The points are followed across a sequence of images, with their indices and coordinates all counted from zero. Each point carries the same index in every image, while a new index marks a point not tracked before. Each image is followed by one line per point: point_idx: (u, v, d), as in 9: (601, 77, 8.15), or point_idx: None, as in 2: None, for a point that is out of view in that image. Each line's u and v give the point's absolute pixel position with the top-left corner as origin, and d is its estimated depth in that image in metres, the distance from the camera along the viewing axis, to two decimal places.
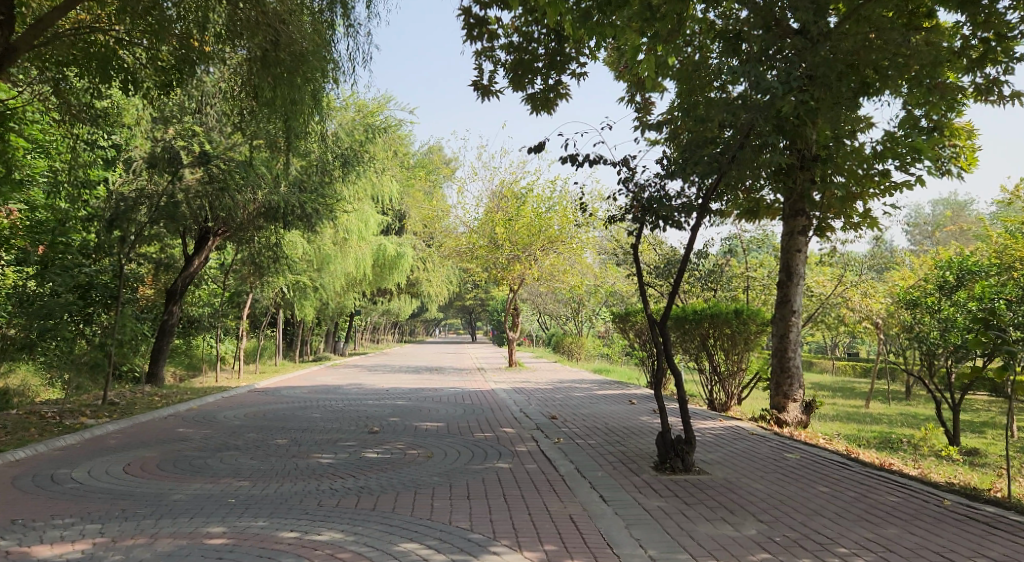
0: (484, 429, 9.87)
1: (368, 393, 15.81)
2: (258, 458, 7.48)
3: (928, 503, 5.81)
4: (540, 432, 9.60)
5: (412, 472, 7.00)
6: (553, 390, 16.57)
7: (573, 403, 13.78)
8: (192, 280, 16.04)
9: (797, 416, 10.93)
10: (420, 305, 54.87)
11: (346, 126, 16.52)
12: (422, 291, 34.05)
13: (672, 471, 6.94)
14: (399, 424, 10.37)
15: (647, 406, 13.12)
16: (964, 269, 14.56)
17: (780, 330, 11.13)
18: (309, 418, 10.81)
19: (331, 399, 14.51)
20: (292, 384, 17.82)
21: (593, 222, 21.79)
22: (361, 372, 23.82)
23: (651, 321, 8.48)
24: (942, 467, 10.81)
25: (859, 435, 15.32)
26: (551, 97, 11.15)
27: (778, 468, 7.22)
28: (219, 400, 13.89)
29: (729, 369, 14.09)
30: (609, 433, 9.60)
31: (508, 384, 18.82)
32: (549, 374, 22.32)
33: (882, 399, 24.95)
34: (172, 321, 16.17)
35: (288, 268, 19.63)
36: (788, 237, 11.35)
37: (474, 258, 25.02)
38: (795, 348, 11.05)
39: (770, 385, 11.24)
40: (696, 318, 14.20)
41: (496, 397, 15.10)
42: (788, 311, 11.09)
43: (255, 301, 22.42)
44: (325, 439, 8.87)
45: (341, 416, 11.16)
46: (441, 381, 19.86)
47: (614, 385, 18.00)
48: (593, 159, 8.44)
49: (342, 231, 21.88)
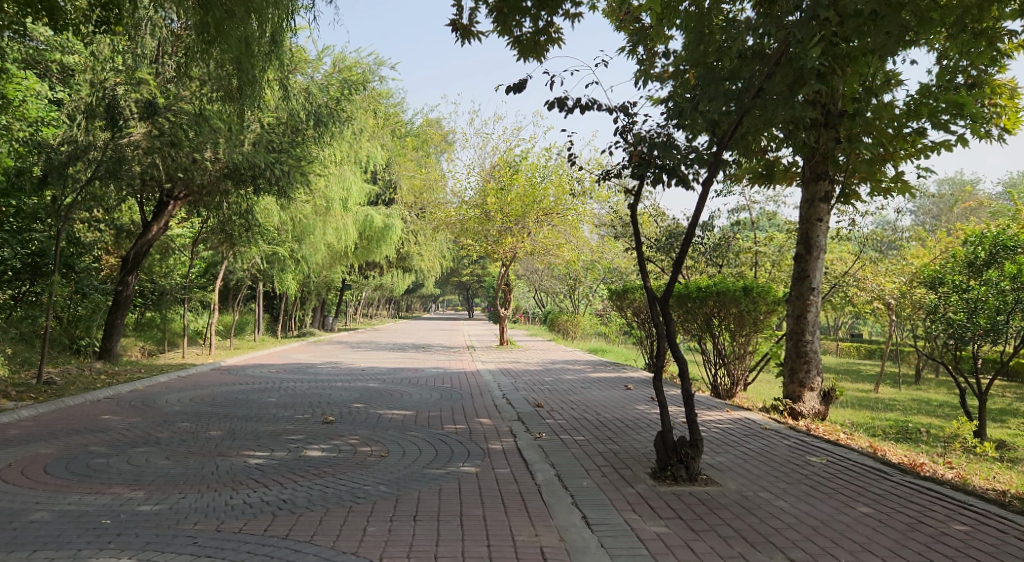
0: (457, 420, 8.61)
1: (343, 373, 14.58)
2: (175, 457, 6.22)
3: (1001, 536, 4.57)
4: (520, 424, 8.34)
5: (355, 478, 5.75)
6: (543, 372, 15.30)
7: (563, 387, 12.52)
8: (150, 248, 14.75)
9: (813, 407, 9.60)
10: (415, 280, 53.59)
11: (319, 81, 15.09)
12: (413, 265, 32.75)
13: (672, 481, 5.68)
14: (362, 412, 9.11)
15: (643, 392, 11.87)
16: (998, 244, 13.00)
17: (796, 310, 9.82)
18: (261, 404, 9.53)
19: (299, 379, 13.28)
20: (262, 361, 16.58)
21: (591, 193, 20.42)
22: (343, 349, 22.59)
23: (649, 296, 7.13)
24: (973, 466, 9.60)
25: (874, 423, 14.10)
26: (541, 41, 9.76)
27: (802, 477, 5.97)
28: (174, 379, 12.62)
29: (735, 352, 12.92)
30: (599, 426, 8.33)
31: (496, 365, 17.56)
32: (542, 354, 21.06)
33: (892, 383, 23.77)
34: (130, 294, 14.96)
35: (261, 237, 18.30)
36: (807, 205, 10.02)
37: (465, 230, 23.69)
38: (813, 331, 9.72)
39: (783, 372, 9.90)
40: (700, 296, 12.89)
41: (481, 379, 13.84)
42: (806, 290, 9.76)
43: (231, 273, 21.12)
44: (268, 430, 7.61)
45: (299, 402, 9.88)
46: (425, 360, 18.64)
47: (609, 367, 16.75)
48: (585, 105, 7.10)
49: (323, 199, 20.52)
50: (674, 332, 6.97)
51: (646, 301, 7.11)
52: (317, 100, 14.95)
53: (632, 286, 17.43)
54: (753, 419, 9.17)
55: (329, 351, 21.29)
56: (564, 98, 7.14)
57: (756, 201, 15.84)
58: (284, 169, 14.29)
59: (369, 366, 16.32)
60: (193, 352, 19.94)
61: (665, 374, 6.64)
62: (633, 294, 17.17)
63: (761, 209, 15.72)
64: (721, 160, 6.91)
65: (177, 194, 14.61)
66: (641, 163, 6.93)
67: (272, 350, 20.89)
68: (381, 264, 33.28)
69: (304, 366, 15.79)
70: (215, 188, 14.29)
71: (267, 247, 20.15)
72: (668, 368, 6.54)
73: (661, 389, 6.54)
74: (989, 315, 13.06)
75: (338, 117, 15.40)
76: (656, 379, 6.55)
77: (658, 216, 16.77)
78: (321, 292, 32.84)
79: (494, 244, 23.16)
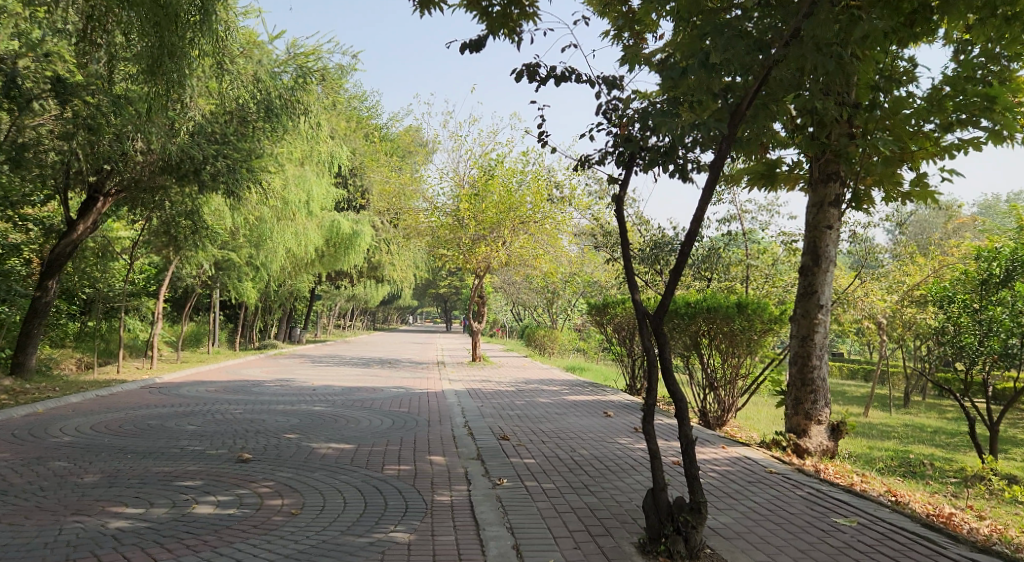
0: (404, 458, 7.16)
1: (292, 392, 13.09)
2: (15, 517, 4.76)
3: None
4: (478, 465, 6.92)
5: (245, 551, 4.32)
6: (514, 393, 13.90)
7: (533, 413, 11.10)
8: (75, 249, 13.27)
9: (822, 443, 8.22)
10: (390, 291, 52.07)
11: (269, 68, 13.60)
12: (384, 275, 31.29)
13: (669, 559, 4.33)
14: (292, 444, 7.66)
15: (625, 419, 10.50)
16: (1016, 260, 11.78)
17: (801, 330, 8.44)
18: (174, 434, 8.04)
19: (237, 399, 11.78)
20: (205, 377, 15.05)
21: (570, 200, 19.08)
22: (302, 364, 21.07)
23: (638, 312, 5.70)
24: (1003, 513, 8.30)
25: (874, 453, 12.84)
26: (513, 13, 8.37)
27: (834, 552, 4.61)
28: (92, 399, 11.09)
29: (725, 376, 11.58)
30: (573, 468, 6.93)
31: (464, 383, 16.12)
32: (515, 371, 19.66)
33: (884, 406, 22.59)
34: (50, 300, 13.43)
35: (210, 240, 16.78)
36: (814, 209, 8.59)
37: (435, 237, 22.25)
38: (822, 355, 8.35)
39: (785, 401, 8.54)
40: (689, 312, 11.55)
41: (444, 401, 12.41)
42: (813, 306, 8.38)
43: (180, 280, 19.60)
44: (163, 471, 6.16)
45: (221, 430, 8.41)
46: (387, 377, 17.17)
47: (586, 388, 15.40)
48: (560, 75, 5.77)
49: (282, 202, 19.05)
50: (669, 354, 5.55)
51: (635, 319, 5.72)
52: (267, 88, 13.46)
53: (613, 300, 16.13)
54: (752, 456, 7.78)
55: (284, 365, 19.78)
56: (535, 67, 5.87)
57: (748, 211, 14.60)
58: (227, 164, 12.83)
59: (322, 383, 14.82)
60: (135, 365, 18.38)
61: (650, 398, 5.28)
62: (615, 308, 15.85)
63: (754, 220, 14.47)
64: (744, 117, 5.25)
65: (108, 189, 13.27)
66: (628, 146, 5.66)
67: (224, 364, 19.33)
68: (350, 274, 31.78)
69: (251, 383, 14.30)
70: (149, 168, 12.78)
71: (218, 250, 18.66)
72: (655, 396, 5.21)
73: (655, 404, 5.22)
74: (1003, 338, 11.83)
75: (293, 110, 13.98)
76: (644, 401, 5.21)
77: (642, 226, 15.50)
78: (288, 301, 31.33)
79: (466, 254, 21.77)
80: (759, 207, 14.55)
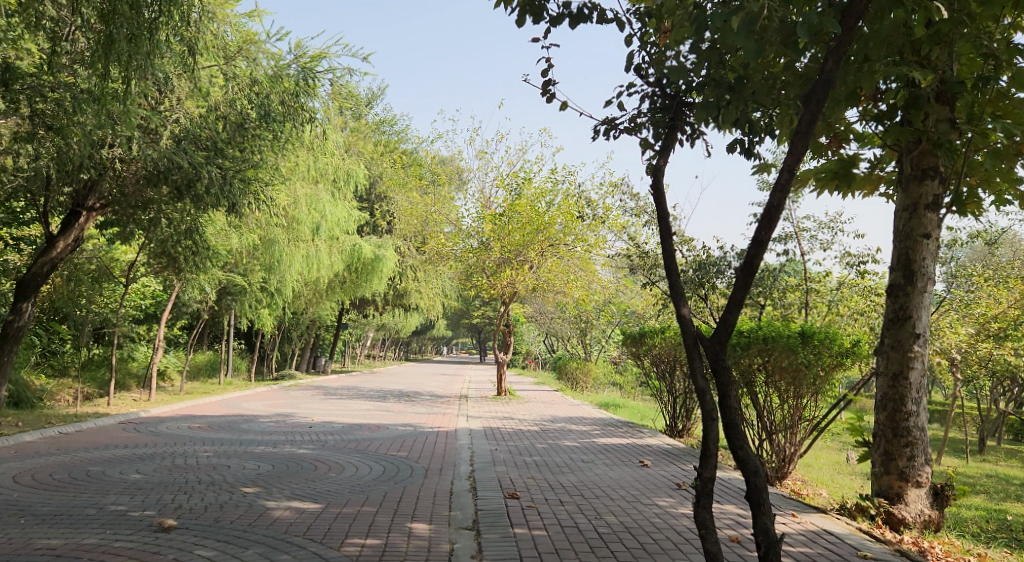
0: (375, 527, 5.56)
1: (286, 429, 11.62)
2: None
3: None
4: (472, 540, 5.29)
5: None
6: (537, 434, 12.23)
7: (556, 460, 9.42)
8: (54, 267, 11.93)
9: (921, 511, 6.45)
10: (422, 321, 50.78)
11: (269, 70, 12.32)
12: (410, 303, 29.93)
13: None
14: (245, 500, 6.16)
15: (665, 470, 8.78)
16: None
17: (892, 364, 6.69)
18: (105, 487, 6.58)
19: (216, 438, 10.33)
20: (199, 411, 13.65)
21: (604, 220, 17.45)
22: (315, 396, 19.62)
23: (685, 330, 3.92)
24: None
25: (964, 514, 10.81)
26: None
27: None
28: (53, 437, 9.74)
29: (785, 419, 9.77)
30: (598, 547, 5.27)
31: (483, 421, 14.46)
32: (542, 407, 17.97)
33: (957, 453, 20.21)
34: (23, 325, 12.10)
35: (212, 261, 15.52)
36: (905, 214, 6.84)
37: (460, 261, 20.75)
38: (919, 399, 6.60)
39: (872, 456, 6.79)
40: (741, 343, 9.83)
41: (454, 443, 10.80)
42: (907, 335, 6.63)
43: (186, 305, 18.41)
44: (45, 547, 4.67)
45: (167, 481, 6.93)
46: (401, 412, 15.65)
47: (620, 428, 13.67)
48: (577, 11, 4.41)
49: (293, 223, 17.78)
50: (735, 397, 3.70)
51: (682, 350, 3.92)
52: (264, 93, 12.17)
53: (651, 329, 14.46)
54: (836, 531, 5.97)
55: (294, 399, 18.33)
56: (543, 3, 4.64)
57: (806, 229, 12.83)
58: (220, 174, 11.53)
59: (324, 418, 13.37)
60: (133, 396, 17.12)
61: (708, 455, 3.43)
62: (654, 338, 14.16)
63: (813, 240, 12.68)
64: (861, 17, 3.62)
65: (92, 203, 11.93)
66: (668, 104, 4.15)
67: (230, 396, 18.02)
68: (375, 301, 30.45)
69: (245, 417, 12.91)
70: (132, 177, 11.59)
71: (222, 273, 17.46)
72: (711, 458, 3.42)
73: (712, 470, 3.43)
74: None
75: (296, 116, 12.67)
76: (696, 470, 3.44)
77: (684, 247, 13.86)
78: (310, 330, 30.13)
79: (491, 279, 20.27)
80: (819, 225, 12.78)
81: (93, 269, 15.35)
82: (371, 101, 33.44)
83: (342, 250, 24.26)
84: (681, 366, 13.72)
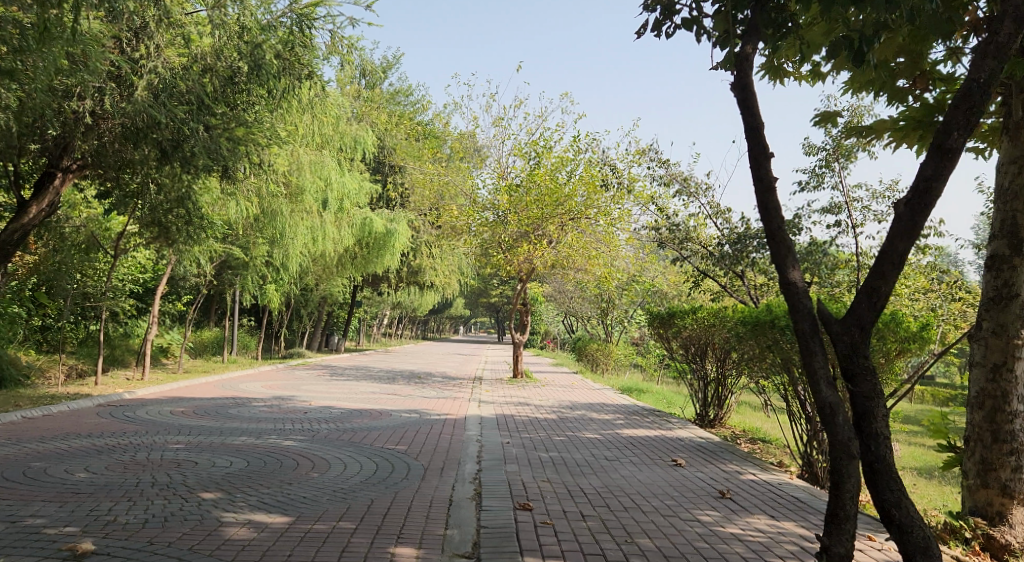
0: (347, 555, 4.43)
1: (276, 414, 10.53)
2: None
3: None
4: None
5: None
6: (555, 424, 11.07)
7: (577, 455, 8.27)
8: (22, 235, 10.62)
9: None
10: (439, 300, 49.72)
11: (260, 17, 10.91)
12: (425, 281, 28.84)
13: None
14: (197, 511, 5.07)
15: (703, 471, 7.62)
16: None
17: (993, 355, 5.42)
18: (37, 490, 5.51)
19: (195, 425, 9.25)
20: (189, 392, 12.63)
21: (629, 192, 16.15)
22: (321, 377, 18.58)
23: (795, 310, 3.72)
24: None
25: None
26: None
27: None
28: (12, 423, 8.70)
29: None
30: None
31: (496, 407, 13.31)
32: (560, 391, 16.80)
33: None
34: None
35: (206, 231, 14.42)
36: (1013, 169, 5.52)
37: (474, 235, 19.57)
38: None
39: (965, 466, 5.57)
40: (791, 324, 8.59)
41: (462, 434, 9.67)
42: (1013, 319, 5.35)
43: (184, 280, 17.38)
44: None
45: (114, 482, 5.85)
46: (408, 396, 14.56)
47: (645, 417, 12.48)
48: None
49: (295, 193, 16.65)
50: (877, 428, 3.55)
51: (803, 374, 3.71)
52: (256, 43, 10.80)
53: (681, 308, 13.23)
54: None
55: (297, 379, 17.30)
56: None
57: (859, 199, 11.53)
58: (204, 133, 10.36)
59: (324, 402, 12.29)
60: (125, 374, 16.13)
61: (842, 527, 3.53)
62: (686, 319, 12.93)
63: (867, 211, 11.37)
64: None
65: (67, 164, 10.84)
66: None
67: (229, 376, 17.00)
68: (389, 277, 29.36)
69: (236, 400, 11.85)
70: (109, 135, 10.48)
71: (221, 244, 16.39)
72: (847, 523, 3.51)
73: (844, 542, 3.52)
74: None
75: (293, 71, 11.44)
76: (826, 544, 3.55)
77: (719, 219, 12.61)
78: (321, 307, 29.09)
79: (507, 254, 19.05)
80: (873, 194, 11.47)
81: (81, 240, 14.32)
82: (385, 71, 32.13)
83: (352, 224, 23.14)
84: (714, 350, 12.50)
